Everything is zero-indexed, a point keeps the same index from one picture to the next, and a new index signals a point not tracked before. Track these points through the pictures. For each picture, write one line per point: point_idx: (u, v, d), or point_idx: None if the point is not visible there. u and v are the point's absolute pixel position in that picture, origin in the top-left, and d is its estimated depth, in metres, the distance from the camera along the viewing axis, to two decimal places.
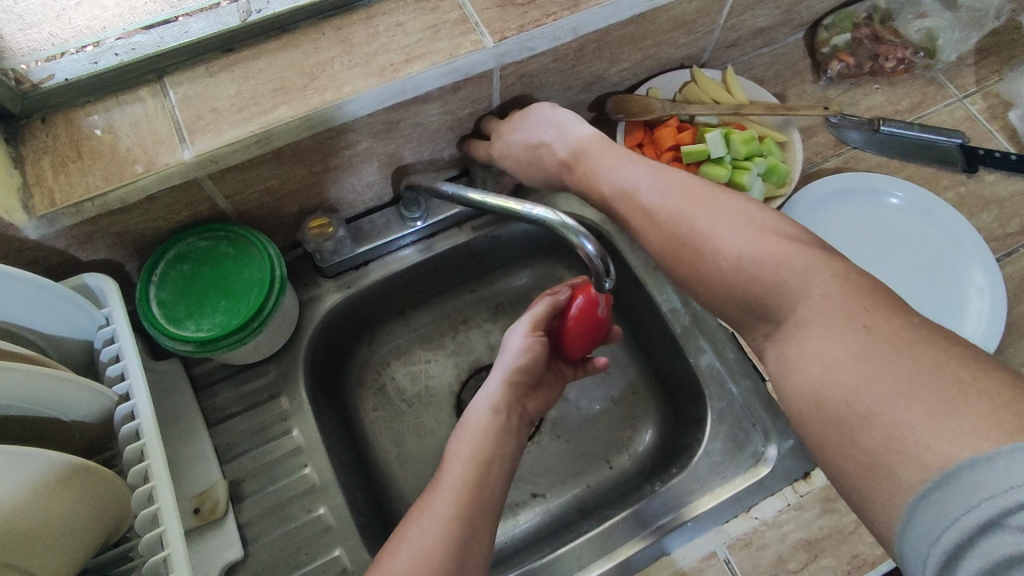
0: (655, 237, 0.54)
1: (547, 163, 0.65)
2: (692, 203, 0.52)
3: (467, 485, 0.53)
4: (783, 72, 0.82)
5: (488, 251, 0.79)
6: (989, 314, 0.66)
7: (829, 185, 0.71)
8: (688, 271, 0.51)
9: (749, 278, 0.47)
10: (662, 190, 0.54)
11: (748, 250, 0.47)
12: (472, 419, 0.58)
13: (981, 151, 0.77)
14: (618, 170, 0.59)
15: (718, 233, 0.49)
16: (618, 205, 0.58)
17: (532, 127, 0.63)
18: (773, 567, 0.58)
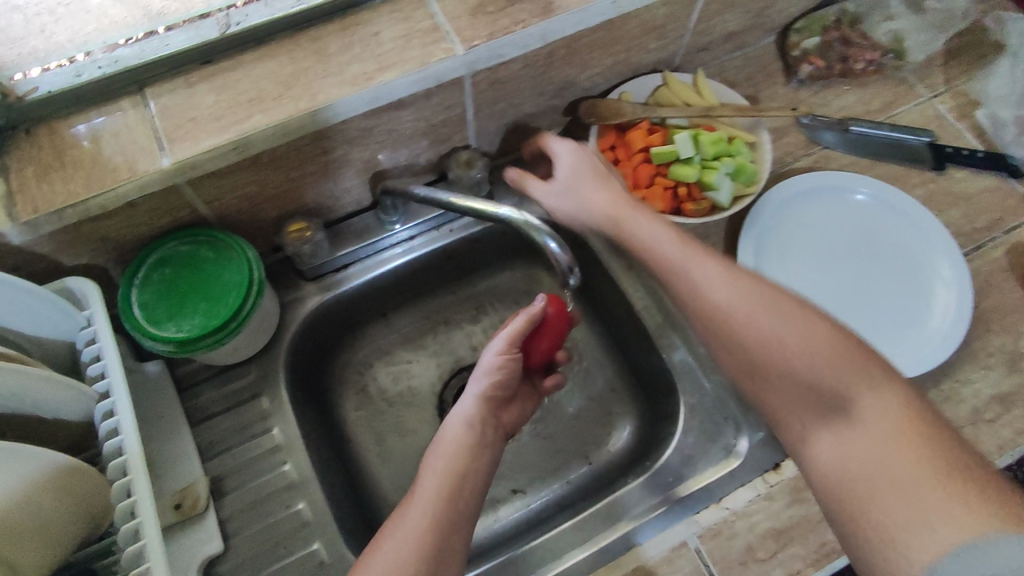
0: (726, 325, 0.56)
1: (588, 206, 0.65)
2: (766, 305, 0.55)
3: (439, 496, 0.55)
4: (755, 75, 0.84)
5: (466, 254, 0.80)
6: (957, 306, 0.67)
7: (798, 185, 0.73)
8: (749, 360, 0.56)
9: (813, 377, 0.53)
10: (740, 288, 0.57)
11: (808, 349, 0.53)
12: (448, 433, 0.60)
13: (950, 149, 0.78)
14: (682, 248, 0.60)
15: (782, 329, 0.54)
16: (698, 296, 0.58)
17: (596, 168, 0.67)
18: (743, 557, 0.59)
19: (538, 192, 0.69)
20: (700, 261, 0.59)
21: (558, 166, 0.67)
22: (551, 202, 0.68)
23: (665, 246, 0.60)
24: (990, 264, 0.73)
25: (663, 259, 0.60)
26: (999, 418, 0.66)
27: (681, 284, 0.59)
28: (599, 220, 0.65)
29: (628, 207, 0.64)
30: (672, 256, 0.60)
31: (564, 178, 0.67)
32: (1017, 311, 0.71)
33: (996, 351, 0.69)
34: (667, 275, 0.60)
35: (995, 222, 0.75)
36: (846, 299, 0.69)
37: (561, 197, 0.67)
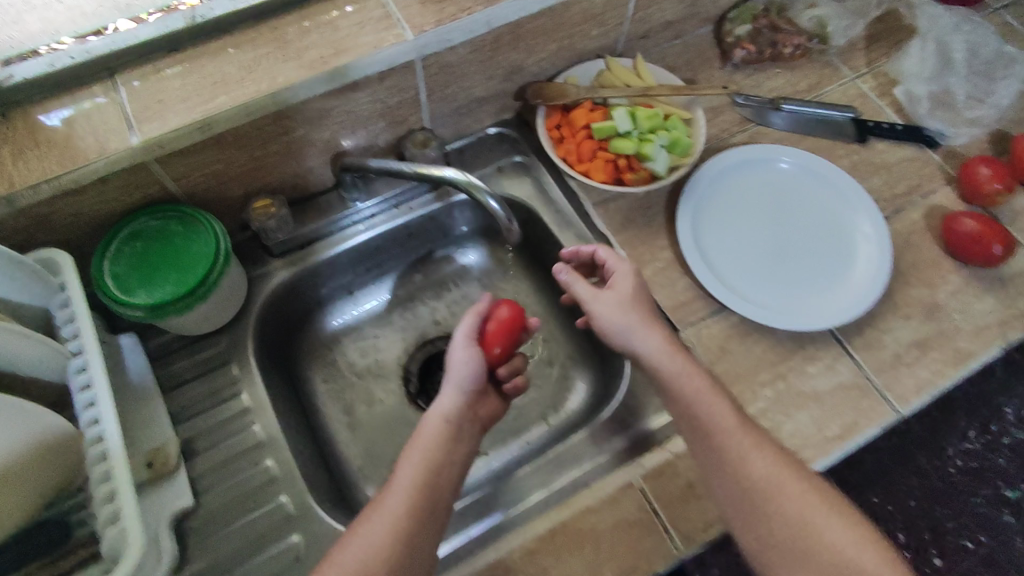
0: (761, 495, 0.58)
1: (631, 340, 0.65)
2: (797, 483, 0.59)
3: (417, 484, 0.59)
4: (693, 61, 0.91)
5: (427, 231, 0.85)
6: (879, 257, 0.74)
7: (731, 158, 0.79)
8: (780, 527, 0.58)
9: (813, 544, 0.57)
10: (775, 465, 0.59)
11: (812, 515, 0.58)
12: (426, 427, 0.64)
13: (871, 123, 0.85)
14: (731, 419, 0.61)
15: (790, 500, 0.58)
16: (739, 468, 0.59)
17: (644, 307, 0.67)
18: (683, 491, 0.65)
19: (587, 292, 0.67)
20: (746, 430, 0.61)
21: (617, 280, 0.68)
22: (598, 307, 0.67)
23: (714, 409, 0.61)
24: (908, 224, 0.80)
25: (710, 422, 0.61)
26: (916, 362, 0.72)
27: (725, 456, 0.60)
28: (642, 343, 0.64)
29: (675, 345, 0.64)
30: (712, 415, 0.61)
31: (622, 292, 0.67)
32: (932, 266, 0.77)
33: (914, 303, 0.75)
34: (708, 438, 0.61)
35: (913, 187, 0.82)
36: (777, 258, 0.76)
37: (614, 307, 0.66)
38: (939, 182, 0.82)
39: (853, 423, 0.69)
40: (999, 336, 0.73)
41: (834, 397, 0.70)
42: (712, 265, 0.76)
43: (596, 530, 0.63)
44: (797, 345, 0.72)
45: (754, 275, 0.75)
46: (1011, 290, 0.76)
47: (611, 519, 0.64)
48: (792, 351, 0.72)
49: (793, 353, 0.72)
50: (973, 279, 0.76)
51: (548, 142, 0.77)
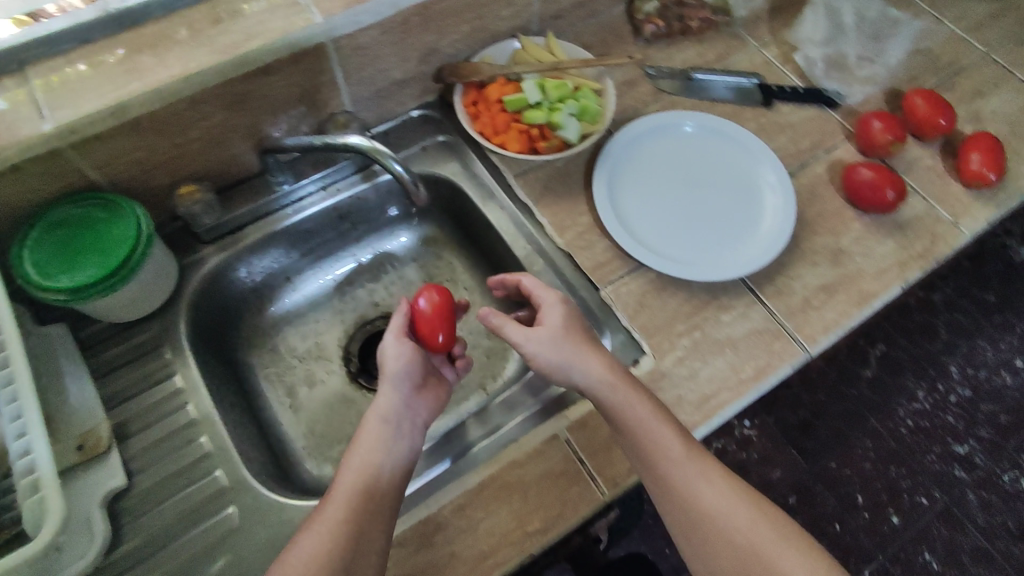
0: (709, 523, 0.62)
1: (569, 376, 0.65)
2: (743, 511, 0.63)
3: (356, 482, 0.60)
4: (608, 39, 0.95)
5: (359, 214, 0.88)
6: (782, 205, 0.79)
7: (641, 126, 0.83)
8: (729, 554, 0.61)
9: (733, 530, 0.62)
10: (719, 493, 0.63)
11: (729, 503, 0.63)
12: (363, 430, 0.63)
13: (775, 87, 0.90)
14: (680, 450, 0.62)
15: (709, 492, 0.63)
16: (686, 498, 0.63)
17: (579, 338, 0.67)
18: (606, 440, 0.67)
19: (519, 334, 0.66)
20: (693, 458, 0.63)
21: (546, 315, 0.67)
22: (533, 347, 0.66)
23: (665, 441, 0.62)
24: (813, 178, 0.84)
25: (661, 455, 0.62)
26: (824, 304, 0.75)
27: (674, 488, 0.62)
28: (585, 375, 0.64)
29: (616, 373, 0.65)
30: (661, 446, 0.62)
31: (553, 327, 0.66)
32: (837, 215, 0.81)
33: (820, 250, 0.79)
34: (658, 471, 0.62)
35: (816, 144, 0.87)
36: (690, 216, 0.79)
37: (549, 344, 0.65)
38: (840, 139, 0.87)
39: (767, 364, 0.71)
40: (899, 276, 0.78)
41: (747, 341, 0.73)
42: (629, 227, 0.78)
43: (524, 482, 0.65)
44: (712, 296, 0.75)
45: (670, 233, 0.78)
46: (909, 233, 0.81)
47: (538, 469, 0.65)
48: (707, 302, 0.75)
49: (708, 304, 0.75)
50: (875, 225, 0.81)
51: (464, 117, 0.80)
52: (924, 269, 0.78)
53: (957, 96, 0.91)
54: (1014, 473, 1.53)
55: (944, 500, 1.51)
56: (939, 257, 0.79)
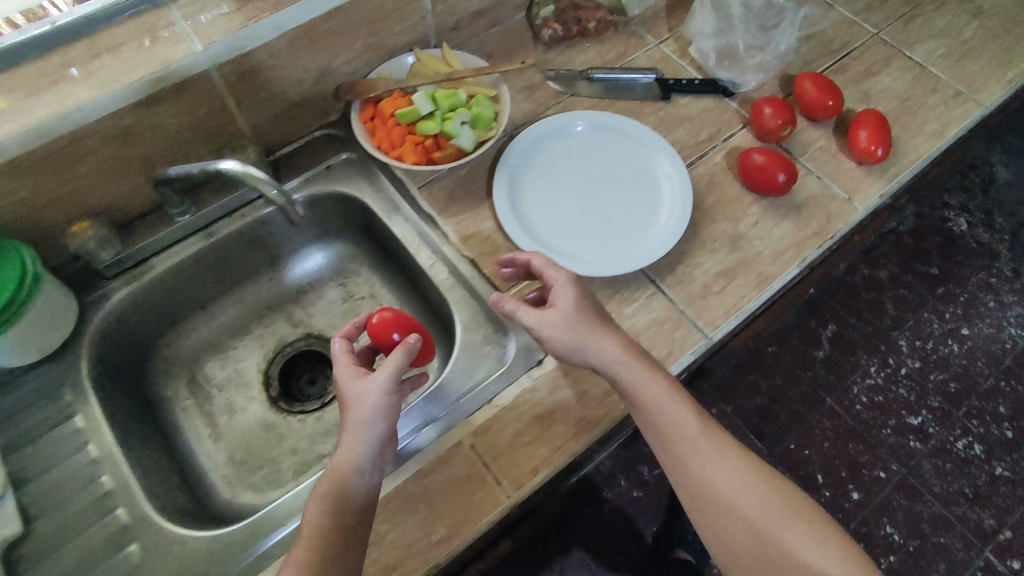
0: (724, 501, 0.65)
1: (584, 357, 0.66)
2: (756, 490, 0.65)
3: (322, 537, 0.57)
4: (509, 45, 0.96)
5: (271, 236, 0.88)
6: (679, 195, 0.80)
7: (538, 130, 0.85)
8: (741, 528, 0.64)
9: (750, 502, 0.65)
10: (734, 468, 0.66)
11: (745, 476, 0.66)
12: (333, 478, 0.59)
13: (673, 81, 0.92)
14: (694, 426, 0.67)
15: (726, 467, 0.66)
16: (700, 474, 0.65)
17: (591, 315, 0.67)
18: (510, 443, 0.67)
19: (531, 318, 0.67)
20: (707, 435, 0.67)
21: (557, 296, 0.67)
22: (547, 329, 0.66)
23: (679, 417, 0.66)
24: (711, 167, 0.86)
25: (676, 430, 0.66)
26: (725, 288, 0.77)
27: (689, 464, 0.66)
28: (600, 356, 0.65)
29: (631, 353, 0.66)
30: (675, 422, 0.66)
31: (565, 309, 0.66)
32: (735, 201, 0.83)
33: (719, 236, 0.81)
34: (672, 445, 0.66)
35: (714, 134, 0.89)
36: (592, 213, 0.81)
37: (562, 326, 0.65)
38: (737, 127, 0.89)
39: (668, 353, 0.73)
40: (795, 255, 0.79)
41: (648, 332, 0.74)
42: (531, 229, 0.79)
43: (429, 491, 0.65)
44: (614, 290, 0.76)
45: (572, 232, 0.79)
46: (806, 213, 0.83)
47: (443, 478, 0.65)
48: (609, 296, 0.76)
49: (610, 298, 0.76)
50: (771, 207, 0.83)
51: (361, 132, 0.82)
52: (821, 246, 0.80)
53: (848, 77, 0.94)
54: (966, 439, 1.47)
55: (901, 472, 1.44)
56: (835, 234, 0.81)
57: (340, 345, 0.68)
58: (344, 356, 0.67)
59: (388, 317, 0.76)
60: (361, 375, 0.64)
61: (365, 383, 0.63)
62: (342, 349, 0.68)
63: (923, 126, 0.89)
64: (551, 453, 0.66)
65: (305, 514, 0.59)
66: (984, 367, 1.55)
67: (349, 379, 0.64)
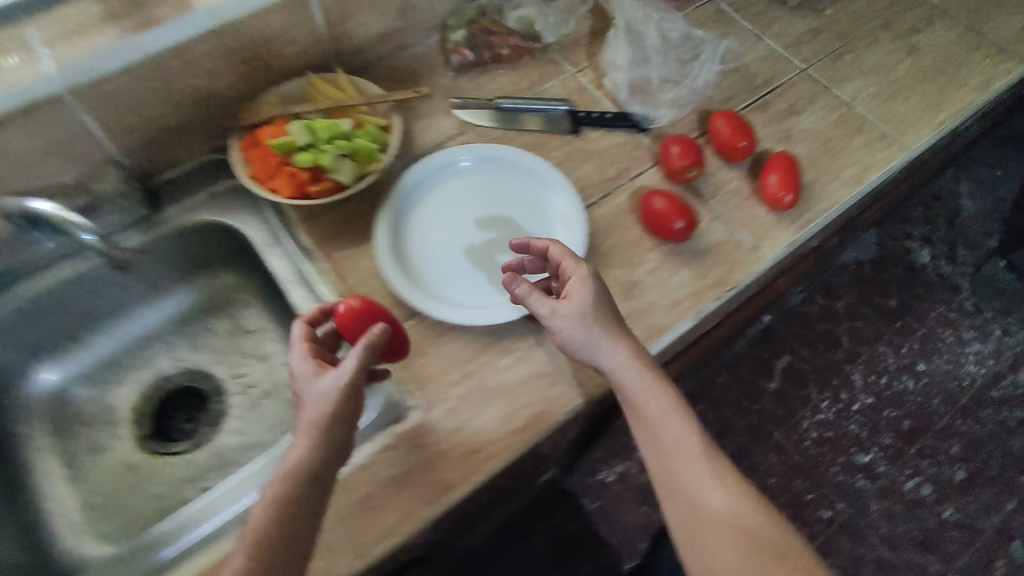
0: (719, 526, 0.59)
1: (589, 354, 0.65)
2: (755, 525, 0.59)
3: (275, 527, 0.55)
4: (419, 68, 0.91)
5: (149, 265, 0.83)
6: (572, 239, 0.75)
7: (433, 162, 0.80)
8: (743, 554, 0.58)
9: (753, 527, 0.59)
10: (735, 491, 0.61)
11: (747, 500, 0.61)
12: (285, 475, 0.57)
13: (583, 113, 0.87)
14: (694, 441, 0.63)
15: (726, 487, 0.61)
16: (698, 490, 0.61)
17: (602, 313, 0.66)
18: (357, 507, 0.64)
19: (544, 306, 0.66)
20: (707, 455, 0.63)
21: (573, 288, 0.66)
22: (557, 321, 0.65)
23: (680, 432, 0.63)
24: (615, 207, 0.81)
25: (676, 442, 0.63)
26: None
27: (683, 483, 0.62)
28: (606, 357, 0.65)
29: (640, 359, 0.65)
30: (676, 436, 0.63)
31: (581, 303, 0.65)
32: (634, 246, 0.79)
33: (612, 284, 0.76)
34: (670, 457, 0.63)
35: (622, 170, 0.84)
36: (479, 255, 0.76)
37: (574, 319, 0.64)
38: (647, 164, 0.84)
39: (541, 412, 0.69)
40: (690, 307, 0.75)
41: (523, 387, 0.70)
42: (412, 271, 0.75)
43: None
44: (492, 340, 0.73)
45: (455, 275, 0.75)
46: (708, 261, 0.78)
47: None
48: (486, 346, 0.72)
49: (487, 349, 0.72)
50: (671, 254, 0.78)
51: (240, 160, 0.78)
52: (719, 297, 0.76)
53: (771, 114, 0.89)
54: (915, 479, 1.33)
55: (846, 512, 1.31)
56: (736, 285, 0.77)
57: (299, 342, 0.65)
58: (303, 354, 0.64)
59: (357, 305, 0.67)
60: (321, 372, 0.62)
61: (326, 382, 0.60)
62: (302, 346, 0.65)
63: (842, 169, 0.84)
64: (400, 520, 0.64)
65: (250, 515, 0.56)
66: (939, 405, 1.40)
67: (309, 378, 0.62)
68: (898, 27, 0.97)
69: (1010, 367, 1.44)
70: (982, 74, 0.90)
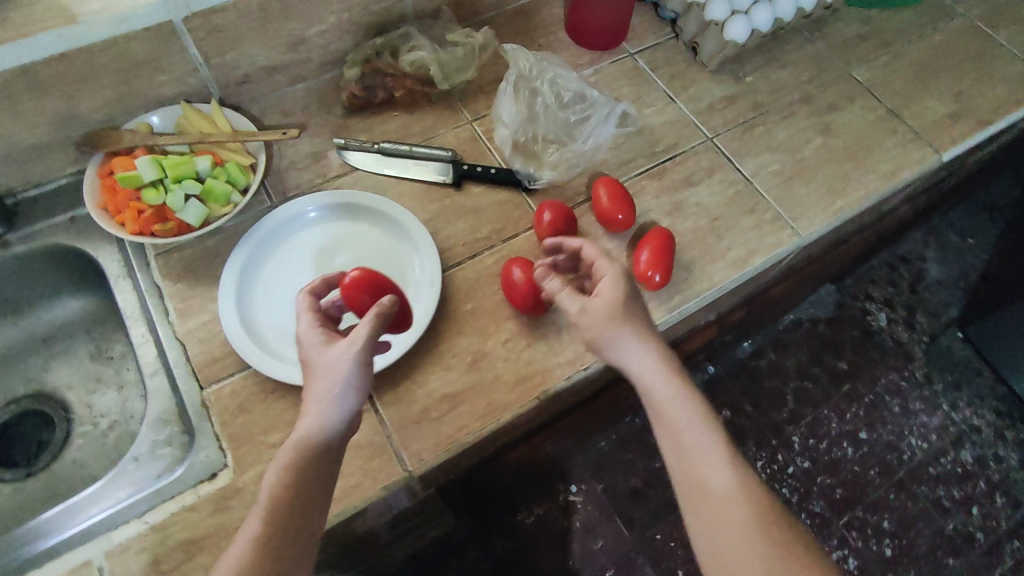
0: (744, 539, 0.56)
1: (622, 349, 0.63)
2: (777, 539, 0.56)
3: (283, 505, 0.54)
4: (311, 104, 0.89)
5: (5, 285, 0.81)
6: (423, 301, 0.72)
7: (297, 206, 0.77)
8: (741, 548, 0.56)
9: (749, 521, 0.57)
10: (739, 488, 0.59)
11: (750, 495, 0.58)
12: (297, 452, 0.56)
13: (467, 166, 0.83)
14: (707, 435, 0.60)
15: (729, 484, 0.59)
16: (704, 484, 0.59)
17: (631, 308, 0.64)
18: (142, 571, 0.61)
19: (574, 303, 0.65)
20: (731, 467, 0.59)
21: (605, 287, 0.65)
22: (588, 317, 0.64)
23: (705, 444, 0.60)
24: (481, 269, 0.77)
25: (691, 438, 0.60)
26: (443, 415, 0.69)
27: (707, 496, 0.58)
28: (631, 357, 0.62)
29: (667, 360, 0.63)
30: (699, 439, 0.60)
31: (612, 300, 0.63)
32: (492, 313, 0.75)
33: (461, 352, 0.73)
34: (683, 452, 0.60)
35: (496, 231, 0.80)
36: None
37: (604, 316, 0.63)
38: (524, 227, 0.80)
39: (355, 485, 0.65)
40: (537, 386, 0.71)
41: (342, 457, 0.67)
42: (251, 320, 0.71)
43: None
44: None
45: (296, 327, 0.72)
46: (566, 337, 0.74)
47: None
48: None
49: None
50: (529, 325, 0.74)
51: (93, 184, 0.75)
52: (570, 377, 0.72)
53: (665, 184, 0.84)
54: (842, 550, 1.16)
55: None
56: (591, 365, 0.72)
57: (305, 313, 0.65)
58: (310, 325, 0.63)
59: (362, 277, 0.67)
60: (331, 342, 0.61)
61: (339, 350, 0.60)
62: (308, 316, 0.64)
63: (728, 249, 0.80)
64: None
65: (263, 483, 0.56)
66: (874, 478, 1.22)
67: (316, 348, 0.61)
68: (815, 103, 0.93)
69: (953, 443, 1.26)
70: (886, 162, 0.88)
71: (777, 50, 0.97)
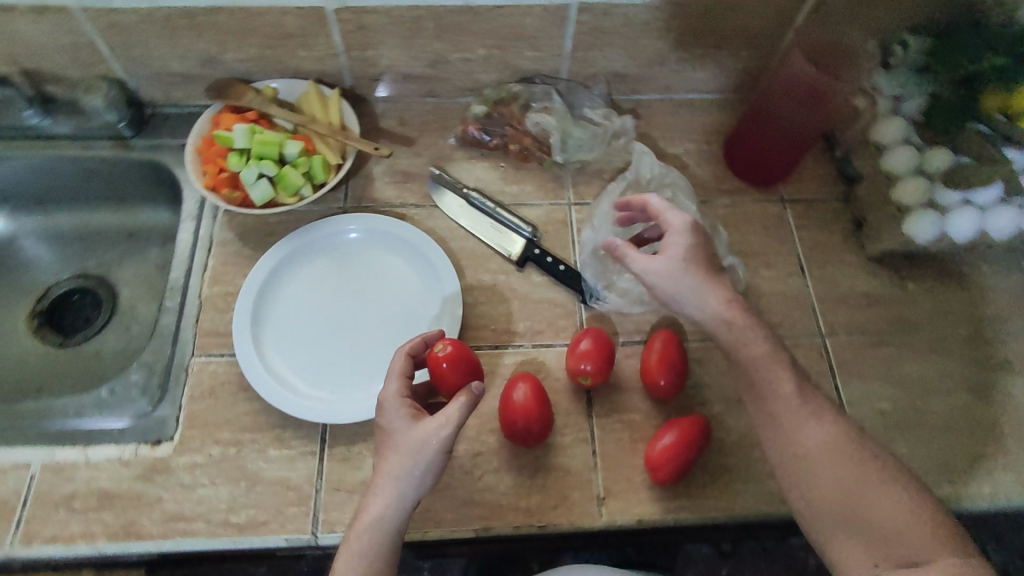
0: (815, 461, 0.55)
1: (684, 307, 0.61)
2: (853, 459, 0.55)
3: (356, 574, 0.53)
4: (430, 123, 0.86)
5: (117, 177, 0.88)
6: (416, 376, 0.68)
7: (359, 223, 0.76)
8: (816, 464, 0.55)
9: (818, 438, 0.56)
10: (808, 411, 0.57)
11: (818, 419, 0.57)
12: (372, 528, 0.54)
13: (538, 251, 0.76)
14: (774, 365, 0.59)
15: (796, 408, 0.57)
16: (773, 412, 0.58)
17: (694, 263, 0.61)
18: (57, 500, 0.63)
19: (636, 263, 0.63)
20: (798, 392, 0.58)
21: (669, 244, 0.62)
22: (653, 279, 0.62)
23: (774, 374, 0.58)
24: (495, 365, 0.71)
25: (759, 372, 0.59)
26: None
27: (779, 423, 0.57)
28: (698, 312, 0.61)
29: (736, 304, 0.60)
30: (765, 370, 0.58)
31: (674, 258, 0.61)
32: (481, 417, 0.68)
33: None
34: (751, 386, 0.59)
35: (532, 332, 0.73)
36: (335, 334, 0.71)
37: (666, 277, 0.61)
38: (561, 341, 0.72)
39: (263, 523, 0.62)
40: (482, 519, 0.63)
41: (267, 488, 0.64)
42: (263, 311, 0.71)
43: None
44: (282, 425, 0.67)
45: (298, 338, 0.71)
46: (542, 481, 0.65)
47: None
48: (270, 427, 0.67)
49: (269, 429, 0.66)
50: (510, 450, 0.66)
51: (201, 129, 0.78)
52: (522, 527, 0.63)
53: None
54: None
55: None
56: (548, 526, 0.63)
57: (397, 376, 0.61)
58: (398, 390, 0.60)
59: (456, 353, 0.64)
60: (418, 418, 0.58)
61: (424, 432, 0.56)
62: (398, 379, 0.60)
63: (773, 477, 0.66)
64: (76, 534, 0.61)
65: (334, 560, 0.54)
66: None
67: (401, 422, 0.58)
68: (982, 351, 0.74)
69: None
70: None
71: (966, 267, 0.79)
